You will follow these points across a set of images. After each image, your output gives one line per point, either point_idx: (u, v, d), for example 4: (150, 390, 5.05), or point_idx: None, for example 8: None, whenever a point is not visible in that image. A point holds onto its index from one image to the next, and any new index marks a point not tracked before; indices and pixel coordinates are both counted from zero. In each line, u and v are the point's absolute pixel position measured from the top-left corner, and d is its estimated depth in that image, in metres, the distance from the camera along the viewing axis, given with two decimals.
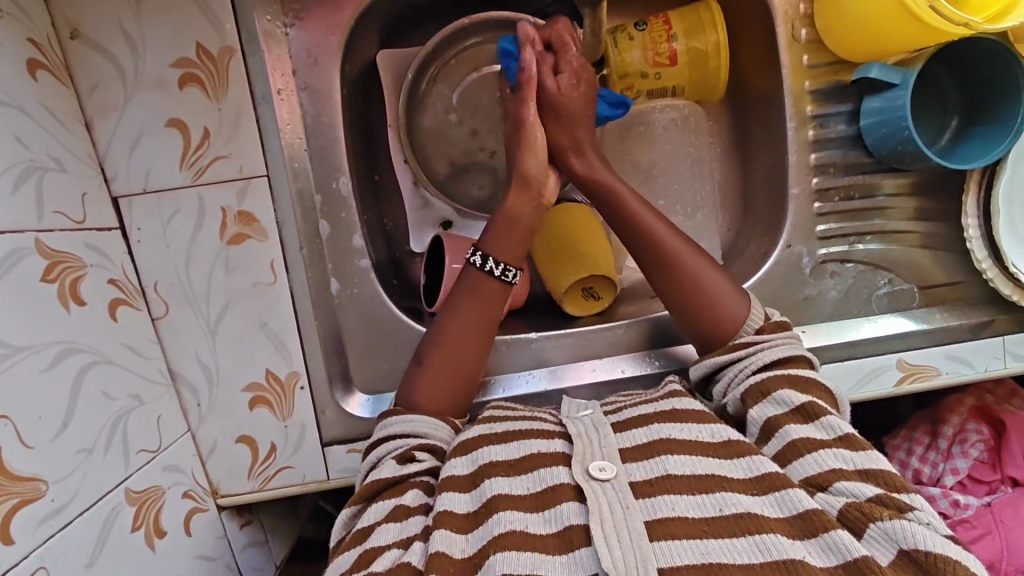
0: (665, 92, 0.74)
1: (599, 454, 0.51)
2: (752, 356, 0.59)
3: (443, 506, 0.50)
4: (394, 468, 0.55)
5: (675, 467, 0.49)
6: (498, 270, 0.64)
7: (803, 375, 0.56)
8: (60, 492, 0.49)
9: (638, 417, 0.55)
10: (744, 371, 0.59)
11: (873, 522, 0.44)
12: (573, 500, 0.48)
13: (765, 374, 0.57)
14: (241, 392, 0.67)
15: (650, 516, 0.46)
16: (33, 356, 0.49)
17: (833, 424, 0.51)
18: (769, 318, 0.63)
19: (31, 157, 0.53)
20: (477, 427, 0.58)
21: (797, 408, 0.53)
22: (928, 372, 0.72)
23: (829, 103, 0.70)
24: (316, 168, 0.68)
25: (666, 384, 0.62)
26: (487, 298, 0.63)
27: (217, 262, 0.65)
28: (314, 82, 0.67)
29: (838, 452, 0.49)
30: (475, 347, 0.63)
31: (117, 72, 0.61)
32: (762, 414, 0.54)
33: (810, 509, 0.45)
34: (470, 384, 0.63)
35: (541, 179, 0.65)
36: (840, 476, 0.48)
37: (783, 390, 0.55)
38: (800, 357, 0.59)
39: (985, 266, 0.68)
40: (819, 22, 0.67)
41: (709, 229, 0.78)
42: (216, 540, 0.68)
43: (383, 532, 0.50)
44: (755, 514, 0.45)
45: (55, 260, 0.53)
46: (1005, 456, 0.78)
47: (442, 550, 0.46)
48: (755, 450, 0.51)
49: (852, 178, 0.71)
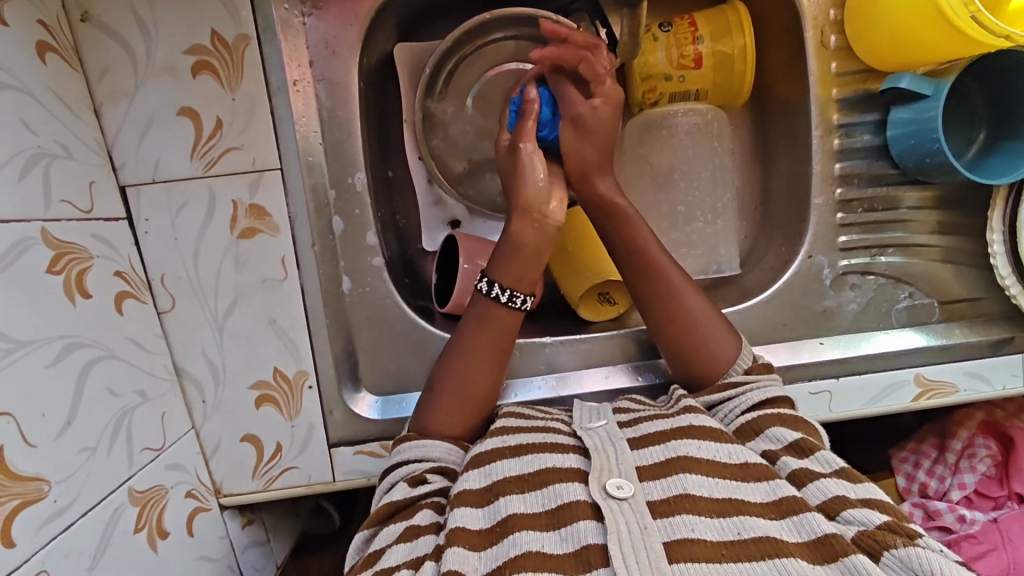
0: (688, 96, 0.73)
1: (616, 471, 0.50)
2: (743, 396, 0.58)
3: (455, 523, 0.48)
4: (405, 490, 0.54)
5: (694, 487, 0.48)
6: (504, 297, 0.62)
7: (793, 414, 0.55)
8: (63, 492, 0.48)
9: (655, 434, 0.54)
10: (735, 410, 0.57)
11: (887, 549, 0.42)
12: (590, 518, 0.47)
13: (758, 413, 0.56)
14: (248, 390, 0.66)
15: (668, 538, 0.44)
16: (37, 350, 0.47)
17: (828, 458, 0.51)
18: (755, 359, 0.63)
19: (39, 144, 0.51)
20: (489, 440, 0.56)
21: (790, 443, 0.52)
22: (945, 389, 0.71)
23: (855, 112, 0.69)
24: (330, 163, 0.66)
25: (678, 399, 0.60)
26: (495, 325, 0.62)
27: (227, 257, 0.63)
28: (331, 73, 0.65)
29: (838, 482, 0.48)
30: (486, 373, 0.62)
31: (130, 58, 0.59)
32: (756, 449, 0.54)
33: (828, 533, 0.43)
34: (482, 406, 0.62)
35: (540, 202, 0.63)
36: (846, 504, 0.46)
37: (774, 427, 0.54)
38: (784, 397, 0.58)
39: (1008, 283, 0.68)
40: (849, 30, 0.66)
41: (728, 236, 0.76)
42: (219, 540, 0.67)
43: (392, 552, 0.49)
44: (774, 537, 0.44)
45: (62, 250, 0.52)
46: (1012, 471, 0.77)
47: (456, 568, 0.45)
48: (774, 473, 0.49)
49: (877, 189, 0.70)
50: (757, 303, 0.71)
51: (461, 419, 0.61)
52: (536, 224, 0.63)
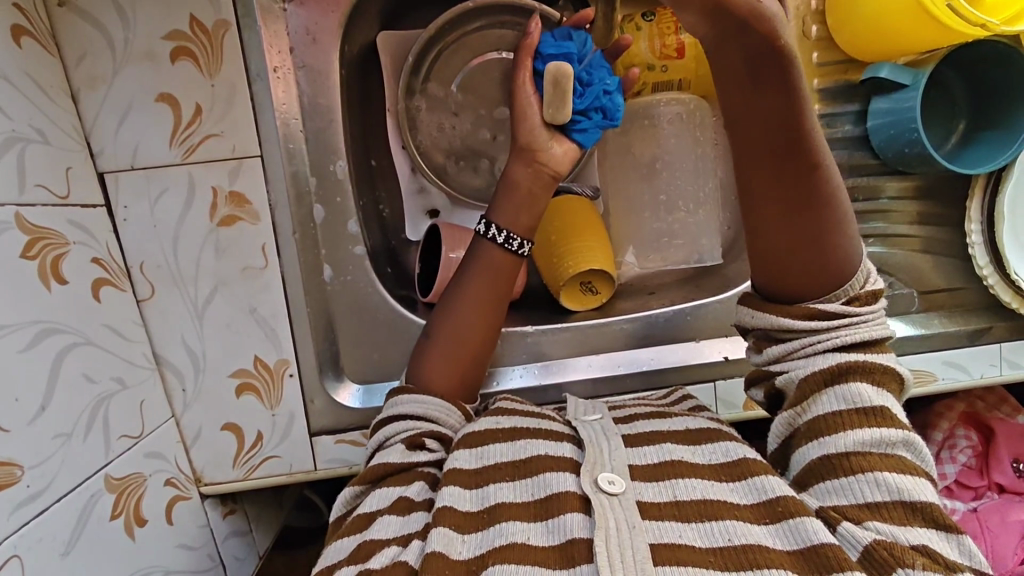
0: (671, 86, 0.73)
1: (609, 466, 0.50)
2: (833, 333, 0.51)
3: (443, 502, 0.49)
4: (401, 453, 0.55)
5: (685, 492, 0.48)
6: (501, 238, 0.63)
7: (880, 367, 0.50)
8: (37, 478, 0.47)
9: (648, 434, 0.54)
10: (818, 346, 0.51)
11: (901, 568, 0.41)
12: (578, 511, 0.47)
13: (846, 358, 0.50)
14: (228, 378, 0.65)
15: (655, 540, 0.44)
16: (9, 336, 0.47)
17: (885, 441, 0.46)
18: (867, 284, 0.52)
19: (13, 128, 0.51)
20: (484, 420, 0.57)
21: (862, 409, 0.48)
22: (925, 377, 0.71)
23: (836, 102, 0.69)
24: (312, 151, 0.66)
25: (681, 403, 0.62)
26: (489, 267, 0.63)
27: (207, 244, 0.63)
28: (312, 61, 0.65)
29: (882, 479, 0.45)
30: (481, 317, 0.62)
31: (106, 44, 0.59)
32: (823, 408, 0.49)
33: (824, 543, 0.43)
34: (476, 360, 0.62)
35: (539, 146, 0.64)
36: (876, 514, 0.44)
37: (854, 385, 0.49)
38: (884, 340, 0.52)
39: (985, 273, 0.68)
40: (830, 20, 0.66)
41: (711, 226, 0.77)
42: (200, 528, 0.67)
43: (384, 524, 0.50)
44: (763, 546, 0.43)
45: (36, 236, 0.51)
46: (992, 462, 0.78)
47: (440, 550, 0.45)
48: (768, 470, 0.49)
49: (855, 179, 0.70)
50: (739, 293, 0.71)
51: (458, 375, 0.61)
52: (530, 167, 0.64)
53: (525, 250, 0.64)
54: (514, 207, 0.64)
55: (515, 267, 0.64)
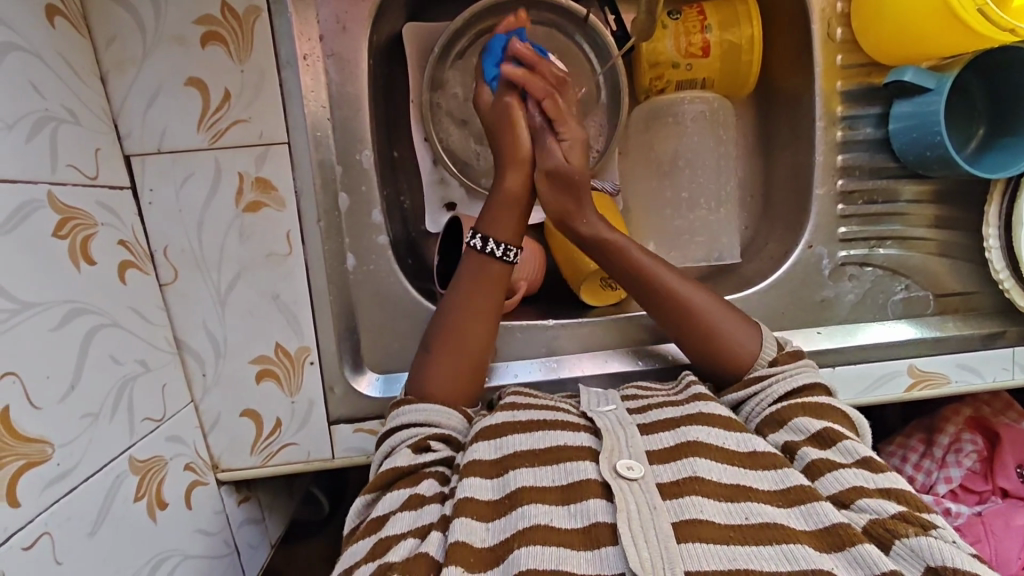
0: (694, 84, 0.73)
1: (626, 452, 0.50)
2: (768, 388, 0.58)
3: (464, 492, 0.49)
4: (409, 457, 0.55)
5: (704, 470, 0.48)
6: (499, 252, 0.63)
7: (819, 402, 0.55)
8: (66, 456, 0.47)
9: (666, 420, 0.54)
10: (762, 403, 0.57)
11: (898, 539, 0.43)
12: (599, 497, 0.47)
13: (783, 405, 0.55)
14: (249, 364, 0.66)
15: (677, 518, 0.45)
16: (40, 314, 0.47)
17: (851, 448, 0.50)
18: (780, 348, 0.62)
19: (46, 107, 0.50)
20: (498, 414, 0.56)
21: (813, 435, 0.52)
22: (937, 380, 0.72)
23: (858, 105, 0.70)
24: (338, 140, 0.66)
25: (686, 386, 0.60)
26: (483, 277, 0.63)
27: (231, 230, 0.63)
28: (341, 49, 0.65)
29: (859, 472, 0.48)
30: (479, 325, 0.62)
31: (136, 26, 0.59)
32: (778, 440, 0.54)
33: (836, 522, 0.44)
34: (477, 367, 0.62)
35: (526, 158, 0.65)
36: (862, 493, 0.46)
37: (798, 418, 0.53)
38: (817, 386, 0.57)
39: (1002, 278, 0.69)
40: (855, 23, 0.67)
41: (730, 226, 0.77)
42: (216, 514, 0.66)
43: (397, 520, 0.50)
44: (782, 524, 0.44)
45: (67, 216, 0.51)
46: (997, 467, 0.78)
47: (463, 539, 0.45)
48: (784, 462, 0.49)
49: (877, 182, 0.71)
50: (758, 292, 0.71)
51: (459, 382, 0.61)
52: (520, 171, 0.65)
53: (513, 254, 0.63)
54: (498, 215, 0.64)
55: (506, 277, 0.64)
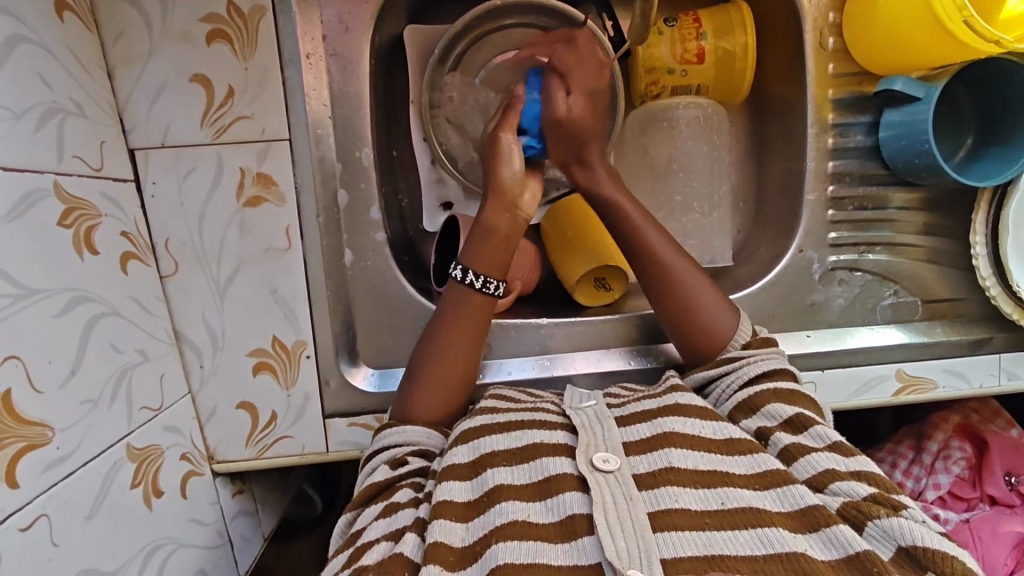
0: (689, 90, 0.75)
1: (603, 446, 0.51)
2: (739, 370, 0.59)
3: (442, 495, 0.50)
4: (387, 471, 0.56)
5: (679, 460, 0.49)
6: (478, 283, 0.62)
7: (789, 387, 0.56)
8: (66, 440, 0.48)
9: (641, 413, 0.55)
10: (732, 384, 0.59)
11: (870, 520, 0.43)
12: (574, 491, 0.48)
13: (754, 388, 0.57)
14: (246, 356, 0.66)
15: (652, 508, 0.46)
16: (44, 301, 0.48)
17: (821, 433, 0.51)
18: (755, 334, 0.64)
19: (54, 99, 0.52)
20: (478, 416, 0.57)
21: (786, 421, 0.53)
22: (925, 385, 0.74)
23: (850, 113, 0.71)
24: (339, 138, 0.67)
25: (667, 377, 0.61)
26: (462, 312, 0.62)
27: (232, 223, 0.64)
28: (343, 49, 0.67)
29: (832, 456, 0.49)
30: (461, 349, 0.63)
31: (144, 24, 0.60)
32: (753, 425, 0.55)
33: (812, 504, 0.45)
34: (460, 386, 0.63)
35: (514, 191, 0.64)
36: (834, 477, 0.47)
37: (773, 403, 0.55)
38: (786, 370, 0.59)
39: (987, 283, 0.70)
40: (847, 33, 0.69)
41: (722, 230, 0.78)
42: (211, 505, 0.67)
43: (374, 528, 0.51)
44: (757, 509, 0.45)
45: (72, 206, 0.52)
46: (985, 474, 0.79)
47: (441, 539, 0.46)
48: (757, 447, 0.51)
49: (866, 188, 0.72)
50: (748, 295, 0.73)
51: (442, 402, 0.62)
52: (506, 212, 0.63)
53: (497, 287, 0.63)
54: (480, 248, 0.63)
55: (486, 309, 0.63)
